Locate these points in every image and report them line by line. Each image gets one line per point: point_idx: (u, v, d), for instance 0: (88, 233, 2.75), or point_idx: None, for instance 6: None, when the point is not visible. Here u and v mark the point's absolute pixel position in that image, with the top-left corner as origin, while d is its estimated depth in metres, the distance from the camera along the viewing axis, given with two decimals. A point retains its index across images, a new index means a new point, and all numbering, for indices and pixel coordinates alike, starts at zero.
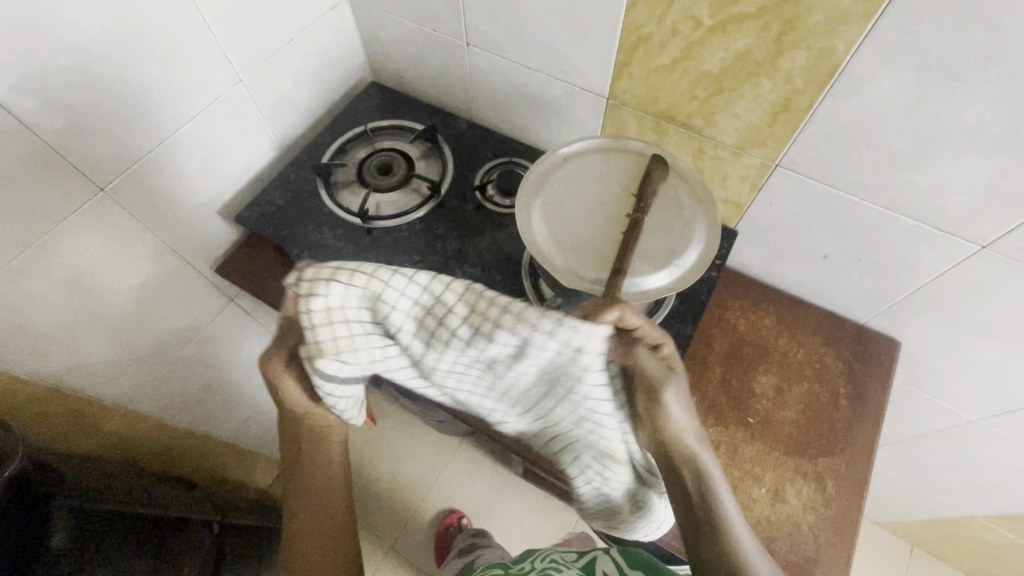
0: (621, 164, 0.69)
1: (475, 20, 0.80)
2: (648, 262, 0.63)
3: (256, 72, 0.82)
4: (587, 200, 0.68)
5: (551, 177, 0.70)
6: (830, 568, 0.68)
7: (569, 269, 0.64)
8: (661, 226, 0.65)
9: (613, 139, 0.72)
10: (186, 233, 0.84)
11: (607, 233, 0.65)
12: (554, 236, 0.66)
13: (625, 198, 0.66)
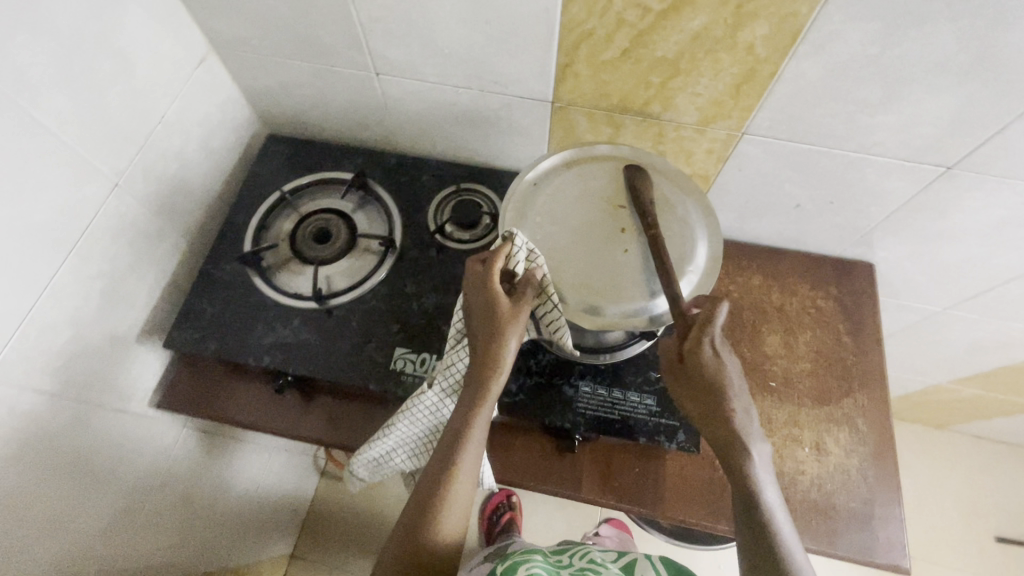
0: (597, 178, 0.65)
1: (380, 48, 0.69)
2: (665, 276, 0.60)
3: (130, 168, 0.67)
4: (577, 226, 0.63)
5: (531, 211, 0.64)
6: (887, 503, 0.71)
7: (587, 310, 0.59)
8: (662, 232, 0.62)
9: (576, 150, 0.67)
10: (109, 379, 0.70)
11: (611, 257, 0.61)
12: (557, 276, 0.61)
13: (614, 211, 0.63)
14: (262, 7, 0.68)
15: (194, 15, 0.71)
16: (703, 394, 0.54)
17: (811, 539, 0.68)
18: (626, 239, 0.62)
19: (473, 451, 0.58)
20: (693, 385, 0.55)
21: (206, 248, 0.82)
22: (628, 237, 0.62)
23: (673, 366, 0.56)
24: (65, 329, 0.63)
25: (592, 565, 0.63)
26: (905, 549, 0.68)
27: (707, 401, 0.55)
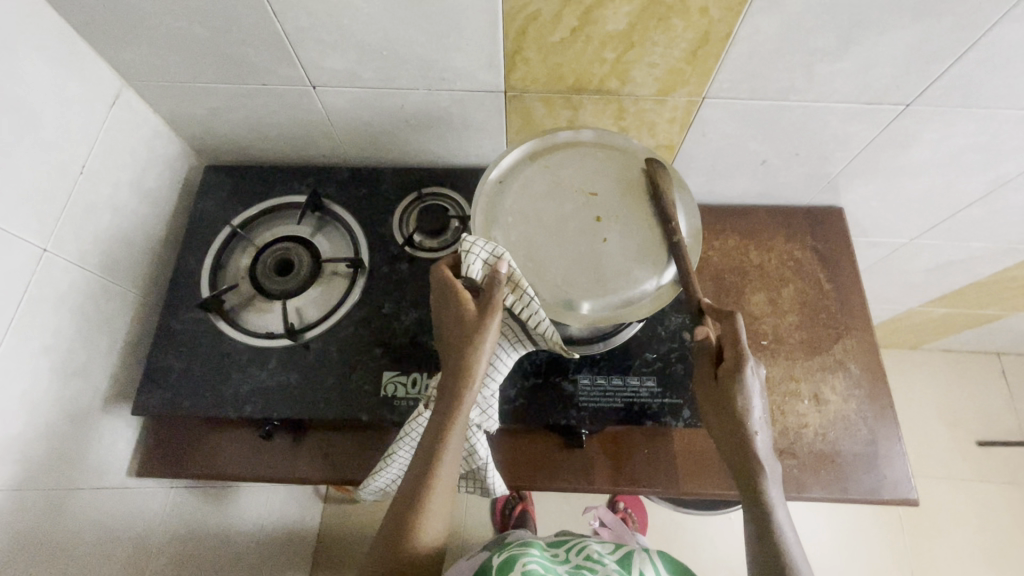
0: (564, 168, 0.65)
1: (313, 59, 0.64)
2: (646, 262, 0.61)
3: (57, 229, 0.61)
4: (552, 221, 0.62)
5: (502, 211, 0.63)
6: (889, 440, 0.73)
7: (576, 306, 0.60)
8: (637, 217, 0.63)
9: (539, 140, 0.66)
10: (79, 458, 0.64)
11: (590, 249, 0.62)
12: (541, 275, 0.60)
13: (586, 200, 0.63)
14: (175, 31, 0.61)
15: (98, 49, 0.64)
16: (728, 417, 0.56)
17: (824, 489, 0.69)
18: (603, 229, 0.62)
19: (450, 458, 0.55)
20: (718, 404, 0.56)
21: (160, 298, 0.76)
22: (604, 226, 0.62)
23: (704, 378, 0.58)
24: (17, 417, 0.57)
25: (589, 560, 0.57)
26: (912, 482, 0.70)
27: (730, 427, 0.56)
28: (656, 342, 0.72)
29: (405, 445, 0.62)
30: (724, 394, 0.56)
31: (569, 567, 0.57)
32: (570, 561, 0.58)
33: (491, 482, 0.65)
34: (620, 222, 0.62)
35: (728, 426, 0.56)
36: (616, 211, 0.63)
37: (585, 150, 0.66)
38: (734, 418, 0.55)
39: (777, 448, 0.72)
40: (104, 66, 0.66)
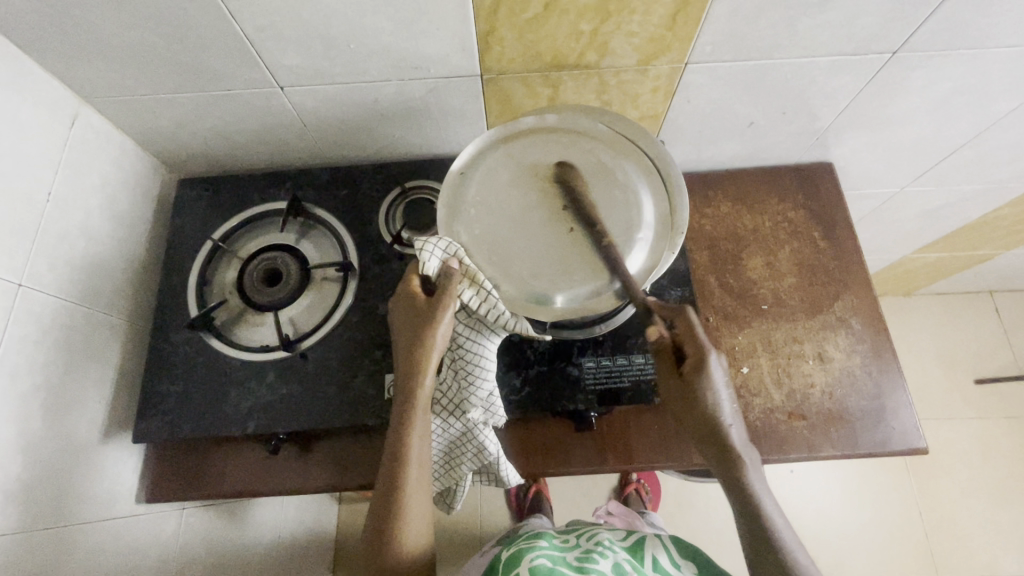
0: (529, 158, 0.65)
1: (278, 59, 0.61)
2: (610, 250, 0.63)
3: (30, 262, 0.58)
4: (518, 215, 0.64)
5: (468, 206, 0.64)
6: (896, 392, 0.73)
7: (542, 297, 0.63)
8: (603, 205, 0.64)
9: (504, 128, 0.65)
10: (84, 493, 0.63)
11: (555, 240, 0.63)
12: (507, 269, 0.63)
13: (550, 193, 0.64)
14: (127, 42, 0.58)
15: (50, 67, 0.61)
16: (700, 410, 0.60)
17: (835, 448, 0.70)
18: (569, 219, 0.63)
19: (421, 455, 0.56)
20: (687, 399, 0.61)
21: (147, 321, 0.74)
22: (570, 216, 0.63)
23: (668, 378, 0.63)
24: (15, 459, 0.55)
25: (598, 546, 0.57)
26: (921, 432, 0.70)
27: (702, 421, 0.60)
28: None
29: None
30: (695, 388, 0.60)
31: (580, 549, 0.57)
32: (579, 547, 0.58)
33: (505, 474, 0.65)
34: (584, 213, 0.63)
35: (702, 419, 0.60)
36: (583, 199, 0.64)
37: (552, 135, 0.65)
38: (707, 411, 0.60)
39: (786, 411, 0.72)
40: (58, 85, 0.63)
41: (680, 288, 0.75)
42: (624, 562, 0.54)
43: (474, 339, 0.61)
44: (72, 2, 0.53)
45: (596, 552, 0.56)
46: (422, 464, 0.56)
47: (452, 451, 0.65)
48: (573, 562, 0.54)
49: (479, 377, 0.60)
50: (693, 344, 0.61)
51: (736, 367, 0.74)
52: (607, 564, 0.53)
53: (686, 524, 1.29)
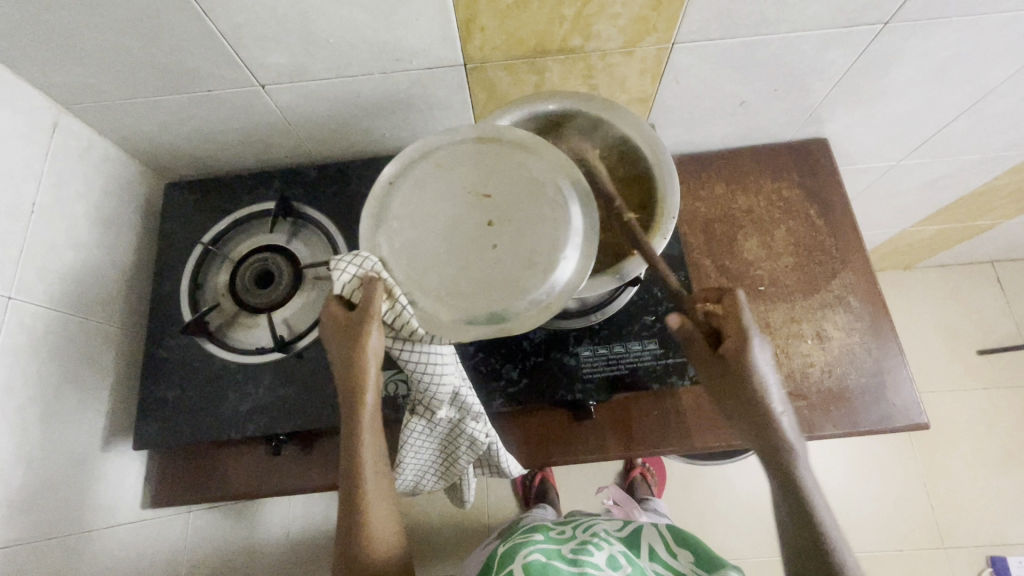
0: (457, 164, 0.55)
1: (257, 57, 0.60)
2: (537, 270, 0.51)
3: (19, 275, 0.58)
4: (442, 229, 0.53)
5: (388, 218, 0.54)
6: (895, 368, 0.73)
7: (454, 323, 0.51)
8: (532, 221, 0.53)
9: (433, 134, 0.56)
10: (88, 502, 0.63)
11: (482, 257, 0.52)
12: (421, 286, 0.52)
13: (479, 203, 0.53)
14: (102, 46, 0.57)
15: (27, 75, 0.60)
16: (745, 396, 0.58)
17: (835, 426, 0.69)
18: (494, 235, 0.52)
19: (373, 469, 0.55)
20: (728, 386, 0.59)
21: (142, 328, 0.74)
22: (497, 231, 0.53)
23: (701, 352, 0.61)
24: (15, 472, 0.56)
25: (594, 537, 0.65)
26: (921, 406, 0.70)
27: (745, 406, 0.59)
28: (654, 304, 0.71)
29: (409, 452, 0.63)
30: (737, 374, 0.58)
31: (577, 544, 0.64)
32: (577, 539, 0.65)
33: (506, 465, 0.65)
34: (516, 225, 0.53)
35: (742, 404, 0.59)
36: (512, 213, 0.53)
37: (483, 142, 0.55)
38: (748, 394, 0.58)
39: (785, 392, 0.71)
40: (37, 93, 0.62)
41: (676, 273, 0.74)
42: (618, 553, 0.61)
43: (415, 349, 0.56)
44: (45, 8, 0.52)
45: (592, 545, 0.62)
46: (377, 477, 0.56)
47: (444, 443, 0.65)
48: (571, 555, 0.61)
49: (438, 377, 0.56)
50: (734, 336, 0.58)
51: None
52: (601, 556, 0.60)
53: (692, 505, 1.30)
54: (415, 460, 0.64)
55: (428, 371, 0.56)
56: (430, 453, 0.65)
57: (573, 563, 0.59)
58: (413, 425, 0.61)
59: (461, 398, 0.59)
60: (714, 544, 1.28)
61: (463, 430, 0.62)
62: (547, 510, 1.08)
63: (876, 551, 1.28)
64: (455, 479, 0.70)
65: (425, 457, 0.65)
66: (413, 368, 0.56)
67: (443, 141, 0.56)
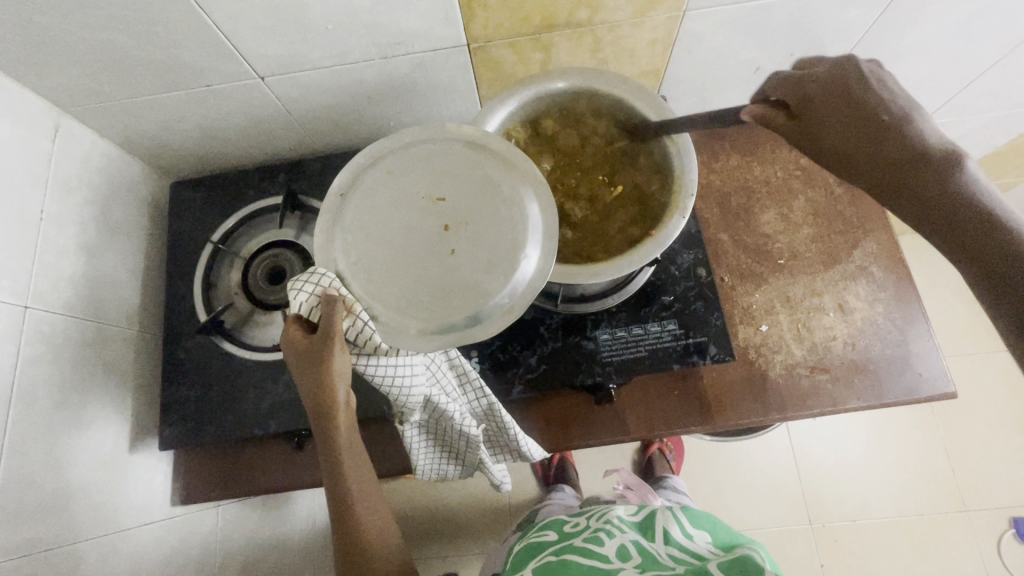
0: (410, 169, 0.52)
1: (254, 48, 0.58)
2: (496, 273, 0.49)
3: (35, 284, 0.58)
4: (398, 237, 0.50)
5: (341, 229, 0.50)
6: (920, 338, 0.71)
7: (415, 334, 0.49)
8: (490, 223, 0.51)
9: (382, 140, 0.53)
10: (119, 502, 0.65)
11: (441, 263, 0.50)
12: (380, 299, 0.49)
13: (433, 209, 0.51)
14: (94, 44, 0.55)
15: (24, 80, 0.58)
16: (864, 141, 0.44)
17: (859, 399, 0.69)
18: (451, 240, 0.50)
19: (359, 489, 0.55)
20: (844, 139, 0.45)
21: (159, 330, 0.75)
22: (453, 236, 0.50)
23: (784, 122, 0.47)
24: (47, 478, 0.57)
25: (607, 524, 0.67)
26: (948, 375, 0.69)
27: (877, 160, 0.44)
28: (672, 283, 0.70)
29: (416, 454, 0.65)
30: (836, 114, 0.45)
31: (589, 533, 0.67)
32: (591, 528, 0.68)
33: (527, 450, 0.66)
34: (472, 227, 0.51)
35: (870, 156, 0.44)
36: (467, 216, 0.51)
37: (434, 147, 0.53)
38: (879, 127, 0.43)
39: (808, 365, 0.70)
40: (35, 97, 0.60)
41: (693, 251, 0.72)
42: (628, 544, 0.63)
43: (382, 362, 0.53)
44: (35, 9, 0.51)
45: (604, 534, 0.65)
46: (364, 495, 0.56)
47: (446, 440, 0.66)
48: (582, 544, 0.64)
49: (407, 390, 0.56)
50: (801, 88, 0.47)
51: (754, 325, 0.72)
52: (611, 545, 0.62)
53: (711, 478, 1.31)
54: (426, 456, 0.66)
55: (394, 387, 0.55)
56: (433, 447, 0.67)
57: (584, 551, 0.62)
58: (406, 432, 0.62)
59: (438, 401, 0.59)
60: (734, 515, 1.28)
61: (454, 427, 0.63)
62: (567, 492, 1.09)
63: (896, 516, 1.29)
64: (470, 468, 0.71)
65: (434, 452, 0.67)
66: (381, 386, 0.55)
67: (393, 146, 0.53)
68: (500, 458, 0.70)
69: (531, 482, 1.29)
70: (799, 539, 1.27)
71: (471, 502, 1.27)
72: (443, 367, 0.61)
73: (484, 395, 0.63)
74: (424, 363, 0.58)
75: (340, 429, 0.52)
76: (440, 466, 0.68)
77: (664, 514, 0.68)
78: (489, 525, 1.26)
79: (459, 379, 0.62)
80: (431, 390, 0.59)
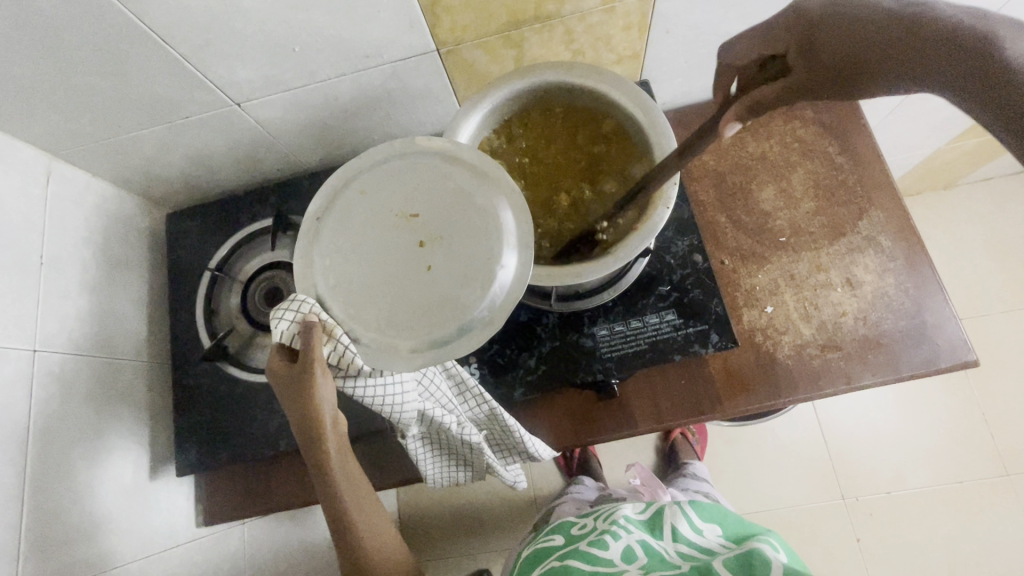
0: (382, 187, 0.52)
1: (226, 75, 0.58)
2: (473, 285, 0.49)
3: (43, 327, 0.60)
4: (374, 257, 0.50)
5: (318, 253, 0.51)
6: (935, 306, 0.68)
7: (396, 354, 0.49)
8: (465, 235, 0.50)
9: (354, 159, 0.54)
10: (144, 529, 0.67)
11: (418, 279, 0.50)
12: (360, 320, 0.50)
13: (408, 225, 0.51)
14: (72, 89, 0.56)
15: (11, 130, 0.59)
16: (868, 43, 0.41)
17: (875, 374, 0.66)
18: (427, 256, 0.50)
19: (356, 508, 0.56)
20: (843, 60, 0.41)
21: (169, 359, 0.76)
22: (429, 251, 0.50)
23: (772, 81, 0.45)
24: (71, 512, 0.59)
25: (614, 524, 0.67)
26: (969, 343, 0.66)
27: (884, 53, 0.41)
28: (667, 273, 0.69)
29: (423, 465, 0.66)
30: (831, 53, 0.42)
31: (595, 534, 0.67)
32: (597, 530, 0.68)
33: (534, 450, 0.65)
34: (447, 241, 0.50)
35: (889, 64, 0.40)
36: (442, 229, 0.51)
37: (406, 162, 0.53)
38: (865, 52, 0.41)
39: (818, 344, 0.68)
40: (25, 145, 0.62)
41: (688, 237, 0.72)
42: (634, 545, 0.64)
43: (369, 383, 0.53)
44: (10, 61, 0.52)
45: (609, 535, 0.65)
46: (364, 512, 0.56)
47: (451, 448, 0.67)
48: (587, 547, 0.64)
49: (399, 407, 0.56)
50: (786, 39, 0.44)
51: (759, 308, 0.70)
52: (617, 547, 0.63)
53: (736, 459, 1.29)
54: (433, 464, 0.67)
55: (385, 405, 0.55)
56: (441, 457, 0.67)
57: (588, 555, 0.63)
58: (408, 444, 0.63)
59: (435, 413, 0.60)
60: (762, 495, 1.26)
61: (455, 436, 0.63)
62: (586, 486, 1.08)
63: (932, 486, 1.24)
64: (480, 474, 0.71)
65: (441, 460, 0.68)
66: (372, 405, 0.55)
67: (364, 165, 0.53)
68: (509, 462, 0.70)
69: (553, 475, 1.29)
70: (832, 515, 1.24)
71: (495, 500, 1.27)
72: (441, 377, 0.62)
73: (483, 401, 0.63)
74: (414, 378, 0.58)
75: (330, 450, 0.53)
76: (450, 472, 0.69)
77: (672, 511, 0.69)
78: (514, 520, 1.26)
79: (459, 387, 0.63)
80: (424, 403, 0.59)
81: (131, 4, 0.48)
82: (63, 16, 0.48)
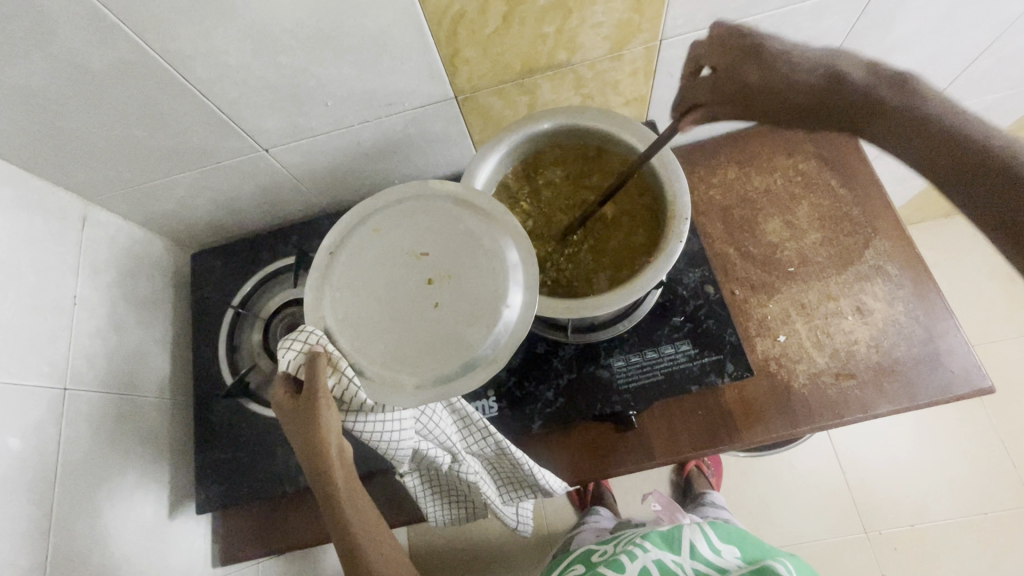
0: (396, 226, 0.55)
1: (258, 124, 0.62)
2: (479, 324, 0.51)
3: (73, 366, 0.62)
4: (384, 294, 0.52)
5: (329, 287, 0.53)
6: (945, 331, 0.69)
7: (402, 390, 0.50)
8: (472, 274, 0.52)
9: (369, 199, 0.56)
10: (162, 570, 0.66)
11: (426, 318, 0.52)
12: (367, 354, 0.51)
13: (417, 263, 0.53)
14: (114, 138, 0.60)
15: (52, 177, 0.63)
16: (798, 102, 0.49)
17: (892, 402, 0.66)
18: (435, 293, 0.52)
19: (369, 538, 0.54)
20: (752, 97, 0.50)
21: (190, 396, 0.77)
22: (438, 289, 0.52)
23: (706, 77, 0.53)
24: (92, 553, 0.59)
25: (631, 547, 0.67)
26: (982, 368, 0.66)
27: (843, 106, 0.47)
28: (680, 303, 0.71)
29: (424, 501, 0.66)
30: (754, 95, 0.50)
31: (614, 556, 0.67)
32: (615, 553, 0.68)
33: (544, 481, 0.65)
34: (455, 279, 0.52)
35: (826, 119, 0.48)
36: (451, 268, 0.53)
37: (419, 203, 0.56)
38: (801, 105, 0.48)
39: (833, 372, 0.68)
40: (64, 191, 0.65)
41: (698, 269, 0.74)
42: (651, 565, 0.63)
43: (370, 419, 0.54)
44: (59, 115, 0.55)
45: (626, 557, 0.65)
46: (376, 544, 0.55)
47: (452, 484, 0.67)
48: (604, 569, 0.64)
49: (396, 444, 0.56)
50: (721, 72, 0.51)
51: (772, 336, 0.71)
52: (632, 569, 0.63)
53: (753, 492, 1.27)
54: (435, 501, 0.67)
55: (382, 442, 0.55)
56: (444, 494, 0.68)
57: None
58: (405, 481, 0.63)
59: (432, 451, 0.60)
60: (783, 528, 1.24)
61: (455, 473, 0.63)
62: (601, 517, 1.07)
63: (957, 518, 1.21)
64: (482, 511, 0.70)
65: (445, 496, 0.68)
66: (370, 441, 0.55)
67: (380, 204, 0.56)
68: (513, 499, 0.69)
69: (569, 511, 1.27)
70: (855, 549, 1.21)
71: (509, 538, 1.25)
72: (445, 412, 0.62)
73: (489, 435, 0.63)
74: (414, 416, 0.58)
75: (337, 483, 0.53)
76: (453, 509, 0.69)
77: (690, 529, 0.70)
78: (528, 559, 1.23)
79: (464, 422, 0.63)
80: (421, 442, 0.59)
81: (176, 60, 0.52)
82: (112, 73, 0.52)
